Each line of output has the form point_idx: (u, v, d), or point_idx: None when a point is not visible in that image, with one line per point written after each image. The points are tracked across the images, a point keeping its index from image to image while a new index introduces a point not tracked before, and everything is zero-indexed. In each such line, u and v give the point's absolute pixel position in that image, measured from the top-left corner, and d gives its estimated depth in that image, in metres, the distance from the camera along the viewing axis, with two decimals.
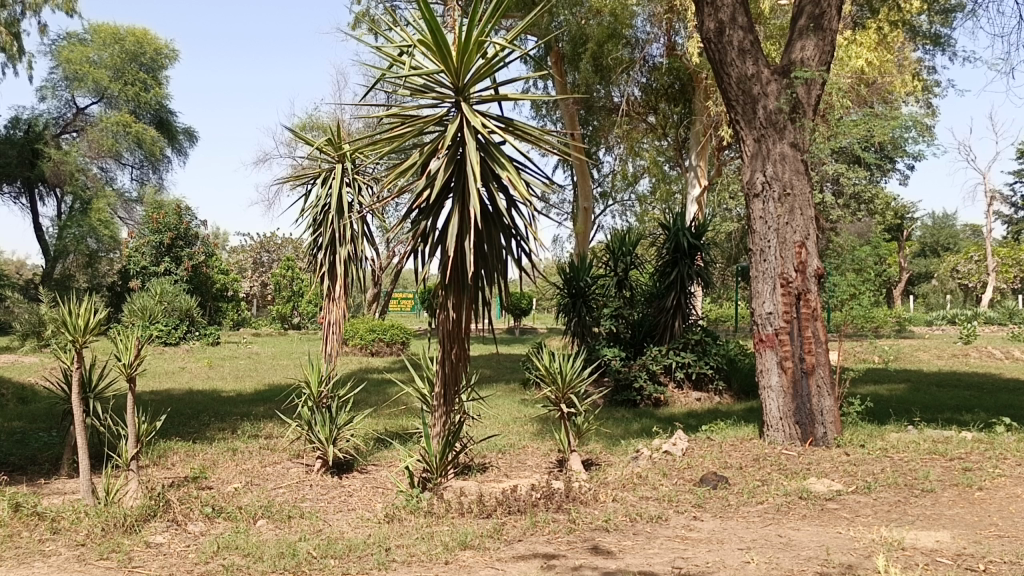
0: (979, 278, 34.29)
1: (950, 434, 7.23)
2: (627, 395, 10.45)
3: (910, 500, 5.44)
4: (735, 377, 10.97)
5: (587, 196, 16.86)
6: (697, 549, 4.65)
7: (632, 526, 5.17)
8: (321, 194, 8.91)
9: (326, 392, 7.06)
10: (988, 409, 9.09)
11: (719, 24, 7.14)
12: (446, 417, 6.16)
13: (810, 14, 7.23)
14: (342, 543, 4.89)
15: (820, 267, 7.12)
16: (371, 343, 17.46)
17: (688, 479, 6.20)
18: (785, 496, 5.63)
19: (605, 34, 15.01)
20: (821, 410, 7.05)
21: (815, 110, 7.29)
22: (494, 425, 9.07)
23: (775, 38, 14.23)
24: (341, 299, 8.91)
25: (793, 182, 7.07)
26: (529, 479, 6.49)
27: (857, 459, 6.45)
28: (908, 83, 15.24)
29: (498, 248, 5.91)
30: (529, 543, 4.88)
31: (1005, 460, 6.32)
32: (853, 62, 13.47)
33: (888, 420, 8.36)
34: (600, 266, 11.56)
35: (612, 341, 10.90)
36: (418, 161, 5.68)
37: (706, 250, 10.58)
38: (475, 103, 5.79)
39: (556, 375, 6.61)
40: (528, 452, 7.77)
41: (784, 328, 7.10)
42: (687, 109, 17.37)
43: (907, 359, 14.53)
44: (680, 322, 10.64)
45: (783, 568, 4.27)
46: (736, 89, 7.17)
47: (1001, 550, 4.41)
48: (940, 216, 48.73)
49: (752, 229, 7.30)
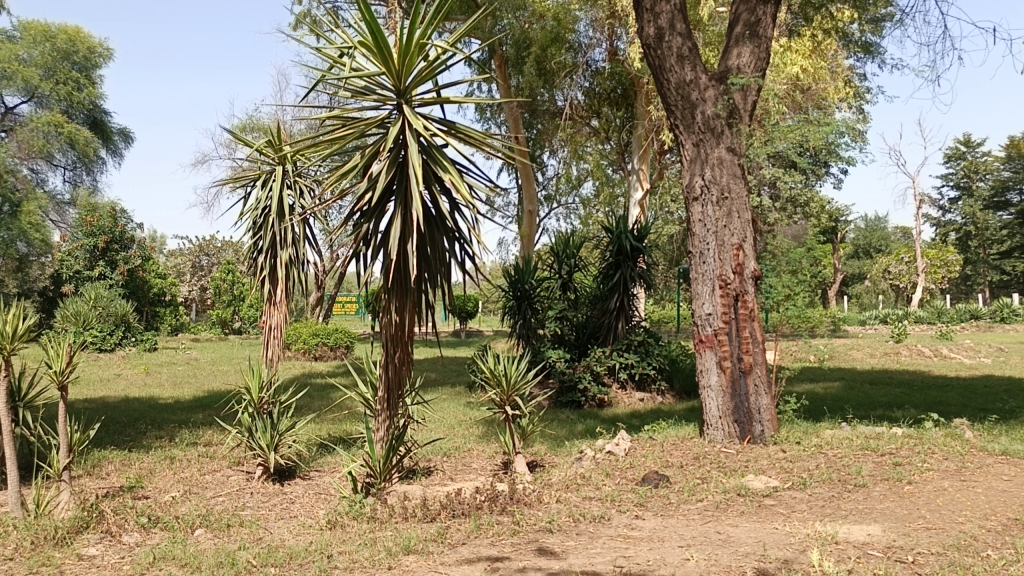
0: (910, 279, 35.72)
1: (881, 430, 7.43)
2: (571, 396, 10.52)
3: (843, 495, 5.60)
4: (677, 377, 11.11)
5: (532, 200, 16.92)
6: (638, 548, 4.70)
7: (575, 526, 5.21)
8: (261, 197, 8.78)
9: (267, 398, 6.95)
10: (917, 405, 9.42)
11: (659, 30, 7.24)
12: (390, 421, 6.13)
13: (746, 21, 7.41)
14: (283, 551, 4.83)
15: (757, 268, 7.26)
16: (314, 347, 17.26)
17: (631, 478, 6.28)
18: (724, 493, 5.75)
19: (548, 38, 15.20)
20: (759, 408, 7.20)
21: (751, 115, 7.49)
22: (439, 429, 9.06)
23: (713, 45, 14.58)
24: (282, 303, 8.84)
25: (730, 186, 7.20)
26: (473, 482, 6.50)
27: (793, 456, 6.61)
28: (840, 89, 15.66)
29: (441, 251, 5.90)
30: (473, 546, 4.87)
31: (932, 454, 6.53)
32: (788, 69, 13.94)
33: (822, 417, 8.58)
34: (545, 268, 11.61)
35: (557, 342, 10.96)
36: (360, 163, 5.64)
37: (649, 252, 10.71)
38: (416, 106, 5.79)
39: (502, 378, 6.63)
40: (473, 455, 7.79)
41: (722, 329, 7.23)
42: (628, 113, 17.62)
43: (842, 358, 14.91)
44: (623, 323, 10.80)
45: (722, 565, 4.35)
46: (675, 94, 7.30)
47: (929, 541, 4.56)
48: (872, 219, 50.69)
49: (691, 232, 7.43)
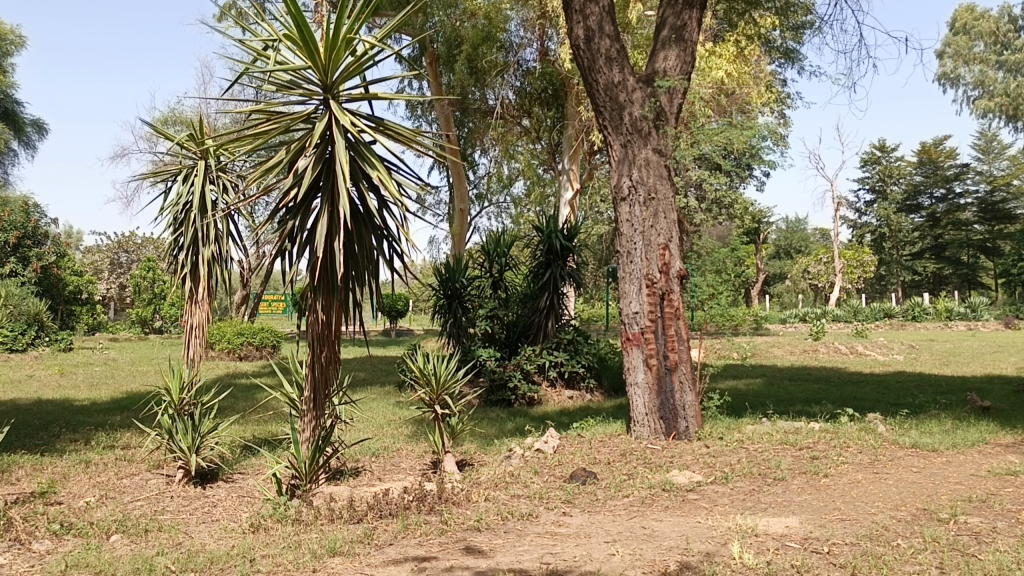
0: (828, 279, 36.94)
1: (800, 425, 7.66)
2: (501, 394, 10.54)
3: (763, 489, 5.76)
4: (606, 375, 11.24)
5: (463, 198, 16.89)
6: (565, 544, 4.75)
7: (503, 524, 5.23)
8: (182, 192, 8.56)
9: (187, 399, 6.76)
10: (834, 401, 9.73)
11: (588, 31, 7.32)
12: (316, 421, 6.02)
13: (672, 26, 7.55)
14: (203, 556, 4.71)
15: (682, 268, 7.40)
16: (239, 347, 16.86)
17: (559, 476, 6.33)
18: (649, 489, 5.85)
19: (480, 37, 15.27)
20: (683, 405, 7.34)
21: (677, 118, 7.63)
22: (367, 429, 8.96)
23: (641, 47, 14.79)
24: (204, 302, 8.60)
25: (657, 187, 7.33)
26: (401, 482, 6.46)
27: (716, 451, 6.76)
28: (763, 94, 16.09)
29: (368, 249, 5.84)
30: (400, 547, 4.84)
31: (847, 448, 6.77)
32: (713, 73, 14.27)
33: (745, 413, 8.80)
34: (475, 267, 11.59)
35: (487, 341, 10.94)
36: (285, 159, 5.52)
37: (578, 252, 10.83)
38: (344, 102, 5.70)
39: (431, 377, 6.60)
40: (402, 455, 7.73)
41: (649, 326, 7.34)
42: (559, 113, 17.73)
43: (764, 356, 15.33)
44: (553, 322, 10.89)
45: (646, 559, 4.42)
46: (604, 95, 7.38)
47: (843, 532, 4.72)
48: (793, 220, 52.25)
49: (619, 232, 7.51)
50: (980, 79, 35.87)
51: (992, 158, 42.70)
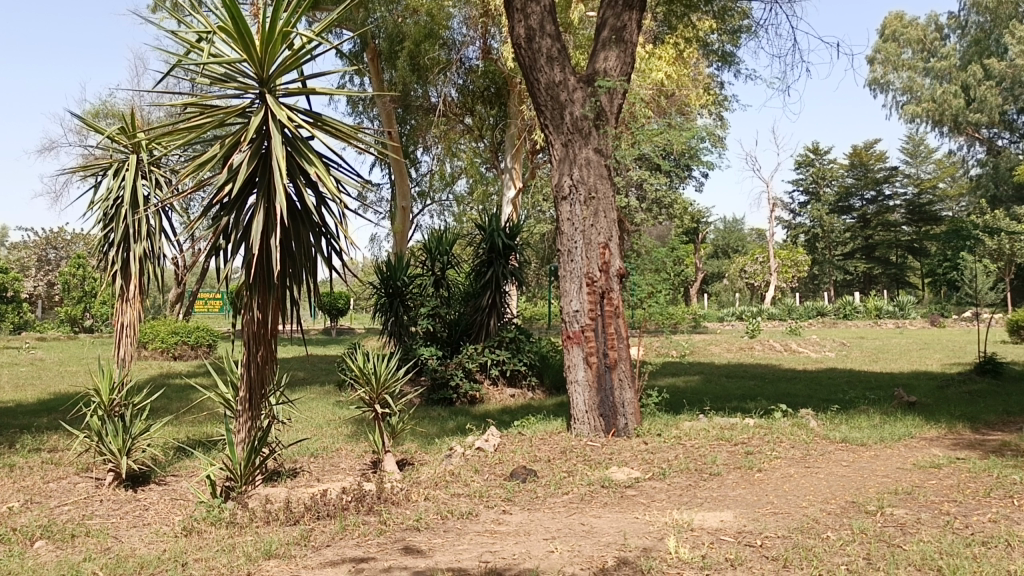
0: (764, 278, 37.73)
1: (735, 421, 7.82)
2: (443, 393, 10.50)
3: (699, 484, 5.85)
4: (547, 373, 11.30)
5: (406, 196, 16.76)
6: (504, 542, 4.75)
7: (443, 523, 5.20)
8: (113, 186, 8.30)
9: (118, 400, 6.58)
10: (769, 397, 9.96)
11: (529, 31, 7.34)
12: (252, 422, 5.91)
13: (612, 27, 7.62)
14: (133, 561, 4.58)
15: (622, 267, 7.48)
16: (174, 346, 16.44)
17: (499, 474, 6.34)
18: (588, 485, 5.90)
19: (422, 34, 15.10)
20: (623, 402, 7.42)
21: (617, 118, 7.70)
22: (306, 429, 8.83)
23: (583, 48, 14.88)
24: (136, 299, 8.35)
25: (597, 186, 7.39)
26: (340, 483, 6.39)
27: (654, 448, 6.86)
28: (702, 96, 16.35)
29: (306, 246, 5.76)
30: (337, 548, 4.78)
31: (780, 443, 6.94)
32: (654, 74, 14.45)
33: (682, 410, 8.94)
34: (417, 265, 11.50)
35: (429, 340, 10.87)
36: (219, 153, 5.40)
37: (520, 250, 10.87)
38: (280, 96, 5.61)
39: (371, 376, 6.53)
40: (341, 455, 7.64)
41: (589, 324, 7.40)
42: (502, 112, 17.73)
43: (701, 354, 15.58)
44: (495, 321, 10.91)
45: (585, 555, 4.45)
46: (545, 94, 7.41)
47: (775, 526, 4.83)
48: (730, 220, 53.27)
49: (560, 231, 7.55)
50: (909, 85, 36.92)
51: (920, 162, 44.23)
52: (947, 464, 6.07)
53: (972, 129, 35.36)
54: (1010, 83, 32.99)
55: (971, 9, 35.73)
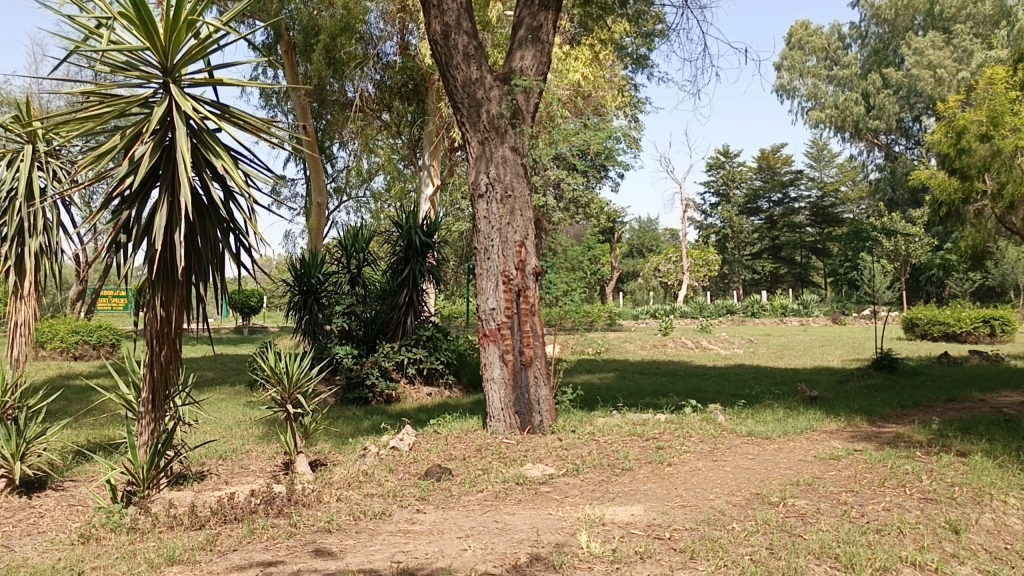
0: (677, 277, 38.61)
1: (647, 416, 7.98)
2: (358, 392, 10.35)
3: (611, 479, 5.94)
4: (464, 371, 11.32)
5: (321, 192, 16.46)
6: (417, 542, 4.71)
7: (355, 524, 5.13)
8: (6, 178, 7.85)
9: (10, 402, 6.25)
10: (680, 393, 10.20)
11: (445, 27, 7.31)
12: (156, 424, 5.70)
13: (528, 26, 7.65)
14: (23, 571, 4.35)
15: (538, 265, 7.52)
16: (74, 346, 15.72)
17: (413, 473, 6.29)
18: (503, 483, 5.91)
19: (338, 27, 14.88)
20: (538, 399, 7.48)
21: (533, 117, 7.74)
22: (215, 430, 8.58)
23: (501, 47, 14.93)
24: (31, 297, 7.92)
25: (513, 184, 7.41)
26: (250, 485, 6.22)
27: (568, 444, 6.93)
28: (617, 98, 16.63)
29: (212, 242, 5.59)
30: (244, 552, 4.65)
31: (690, 438, 7.11)
32: (571, 75, 14.61)
33: (597, 406, 9.08)
34: (332, 263, 11.29)
35: (344, 338, 10.69)
36: (119, 144, 5.18)
37: (437, 248, 10.82)
38: (186, 87, 5.42)
39: (283, 376, 6.36)
40: (251, 456, 7.45)
41: (505, 322, 7.42)
42: (420, 108, 17.62)
43: (616, 351, 15.86)
44: (412, 319, 10.82)
45: (498, 552, 4.46)
46: (461, 92, 7.38)
47: (684, 518, 4.94)
48: (645, 220, 54.37)
49: (477, 228, 7.55)
50: (813, 91, 38.29)
51: (823, 166, 46.06)
52: (845, 456, 6.34)
53: (871, 135, 37.03)
54: (906, 92, 34.97)
55: (872, 20, 37.40)
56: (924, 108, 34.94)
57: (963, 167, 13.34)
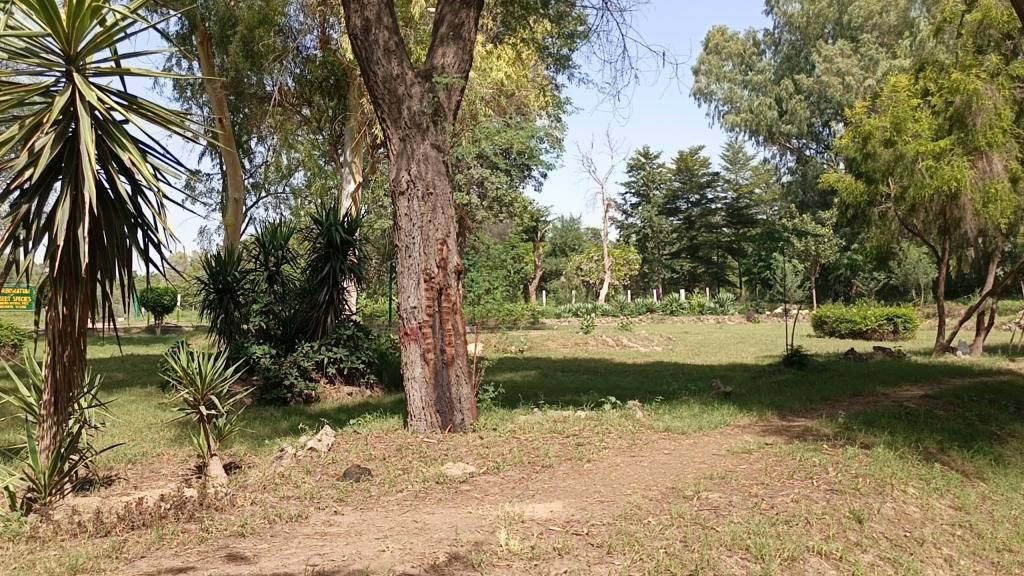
0: (599, 275, 39.08)
1: (568, 414, 8.05)
2: (276, 393, 10.12)
3: (531, 476, 5.97)
4: (385, 370, 11.20)
5: (238, 187, 16.04)
6: (334, 544, 4.64)
7: (269, 528, 5.01)
8: None
9: None
10: (600, 390, 10.34)
11: (365, 22, 7.21)
12: (58, 428, 5.43)
13: (450, 23, 7.61)
14: None
15: (459, 263, 7.51)
16: None
17: (331, 474, 6.19)
18: (423, 482, 5.87)
19: (256, 19, 14.51)
20: (459, 398, 7.47)
21: (455, 115, 7.72)
22: (123, 434, 8.26)
23: (424, 43, 14.83)
24: None
25: (435, 182, 7.37)
26: (160, 489, 6.01)
27: (489, 442, 6.93)
28: (540, 98, 16.74)
29: (119, 238, 5.38)
30: (153, 559, 4.49)
31: (609, 434, 7.21)
32: (494, 73, 14.62)
33: (519, 404, 9.12)
34: (249, 260, 11.01)
35: (262, 338, 10.42)
36: (18, 135, 4.92)
37: (358, 246, 10.70)
38: (90, 76, 5.20)
39: (196, 376, 6.14)
40: (162, 460, 7.20)
41: (426, 321, 7.36)
42: (341, 104, 17.34)
43: (538, 348, 15.98)
44: (332, 317, 10.66)
45: (416, 552, 4.43)
46: (382, 88, 7.30)
47: (602, 514, 5.00)
48: (567, 220, 54.88)
49: (398, 226, 7.47)
50: (730, 96, 39.31)
51: (739, 168, 47.36)
52: (757, 449, 6.53)
53: (784, 139, 38.27)
54: (816, 98, 36.25)
55: (784, 28, 38.67)
56: (834, 114, 36.33)
57: (868, 171, 13.91)
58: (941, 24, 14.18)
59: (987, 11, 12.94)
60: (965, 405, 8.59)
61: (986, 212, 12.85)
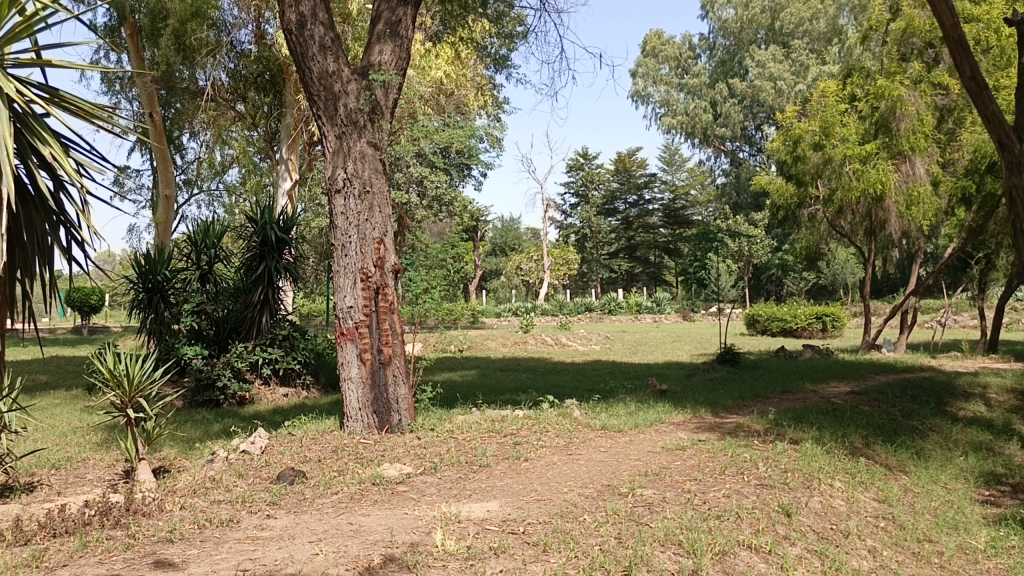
0: (539, 275, 39.24)
1: (506, 413, 8.07)
2: (209, 394, 9.90)
3: (468, 476, 5.96)
4: (322, 370, 11.04)
5: (169, 184, 15.54)
6: (266, 548, 4.55)
7: (199, 533, 4.89)
8: None
9: None
10: (539, 389, 10.40)
11: (300, 17, 7.10)
12: None
13: (387, 20, 7.54)
14: None
15: (396, 262, 7.45)
16: None
17: (264, 477, 6.07)
18: (359, 484, 5.80)
19: (188, 12, 14.11)
20: (396, 398, 7.41)
21: (392, 113, 7.65)
22: (46, 438, 7.97)
23: (361, 40, 14.66)
24: None
25: (372, 180, 7.29)
26: (85, 495, 5.81)
27: (427, 442, 6.90)
28: (479, 97, 16.73)
29: (40, 235, 5.20)
30: (75, 567, 4.34)
31: (546, 433, 7.24)
32: (433, 72, 14.56)
33: (457, 403, 9.11)
34: (181, 259, 10.74)
35: (193, 338, 10.15)
36: None
37: (294, 245, 10.53)
38: (9, 68, 5.01)
39: (123, 379, 5.93)
40: (88, 465, 6.96)
41: (363, 321, 7.28)
42: (277, 101, 16.82)
43: (477, 348, 15.98)
44: (267, 317, 10.46)
45: (350, 555, 4.37)
46: (317, 84, 7.19)
47: (538, 512, 5.02)
48: (507, 220, 54.99)
49: (334, 225, 7.37)
50: (666, 98, 39.91)
51: (675, 170, 48.13)
52: (690, 446, 6.64)
53: (718, 141, 39.04)
54: (749, 102, 37.05)
55: (719, 32, 39.46)
56: (766, 118, 37.21)
57: (799, 174, 14.36)
58: (867, 32, 14.65)
59: (911, 19, 13.39)
60: (888, 400, 8.90)
61: (909, 213, 13.43)
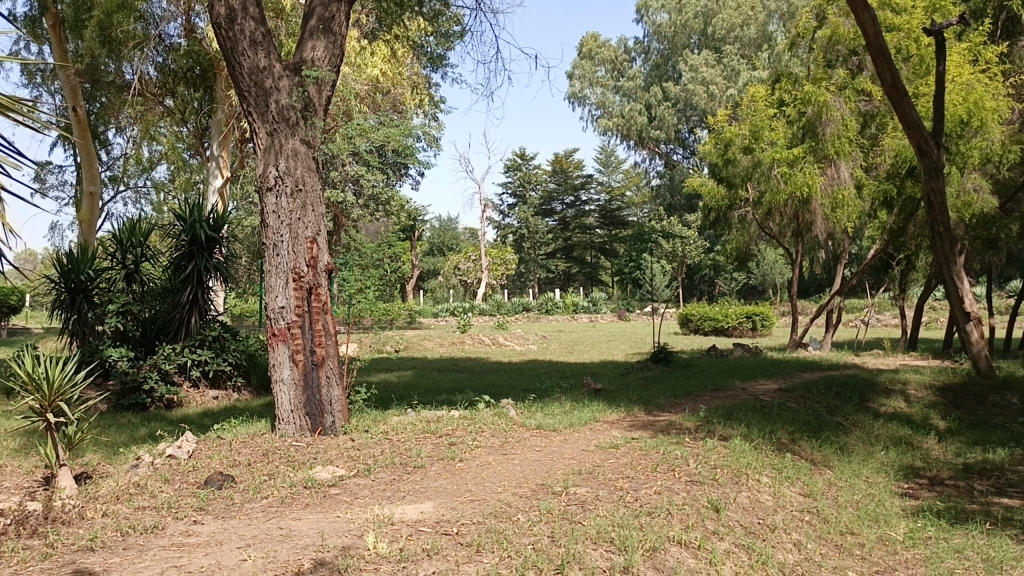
0: (476, 275, 39.19)
1: (441, 413, 8.04)
2: (135, 398, 9.60)
3: (402, 477, 5.91)
4: (254, 372, 10.81)
5: (94, 180, 15.11)
6: (192, 555, 4.43)
7: (122, 541, 4.74)
8: None
9: None
10: (475, 389, 10.39)
11: (230, 11, 6.94)
12: None
13: (320, 16, 7.42)
14: None
15: (329, 262, 7.35)
16: None
17: (191, 482, 5.91)
18: (290, 488, 5.70)
19: (115, 4, 13.55)
20: (329, 400, 7.31)
21: (325, 110, 7.54)
22: None
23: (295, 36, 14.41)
24: None
25: (304, 178, 7.18)
26: (1, 503, 5.57)
27: (360, 444, 6.82)
28: (415, 96, 16.64)
29: None
30: None
31: (482, 433, 7.23)
32: (368, 70, 14.42)
33: (392, 404, 9.04)
34: (105, 258, 10.40)
35: (118, 340, 9.85)
36: None
37: (224, 244, 10.27)
38: None
39: (42, 382, 5.72)
40: (4, 472, 6.68)
41: (295, 321, 7.15)
42: (207, 96, 16.51)
43: (414, 348, 15.88)
44: (196, 318, 10.18)
45: (280, 560, 4.29)
46: (248, 80, 7.03)
47: (471, 513, 5.00)
48: (445, 220, 54.80)
49: (265, 223, 7.22)
50: (602, 100, 40.32)
51: (611, 171, 48.68)
52: (623, 444, 6.72)
53: (653, 144, 39.63)
54: (683, 105, 37.71)
55: (653, 36, 40.08)
56: (699, 121, 37.93)
57: (729, 177, 14.85)
58: (795, 39, 15.06)
59: (836, 28, 13.84)
60: (814, 397, 9.16)
61: (834, 215, 13.78)
